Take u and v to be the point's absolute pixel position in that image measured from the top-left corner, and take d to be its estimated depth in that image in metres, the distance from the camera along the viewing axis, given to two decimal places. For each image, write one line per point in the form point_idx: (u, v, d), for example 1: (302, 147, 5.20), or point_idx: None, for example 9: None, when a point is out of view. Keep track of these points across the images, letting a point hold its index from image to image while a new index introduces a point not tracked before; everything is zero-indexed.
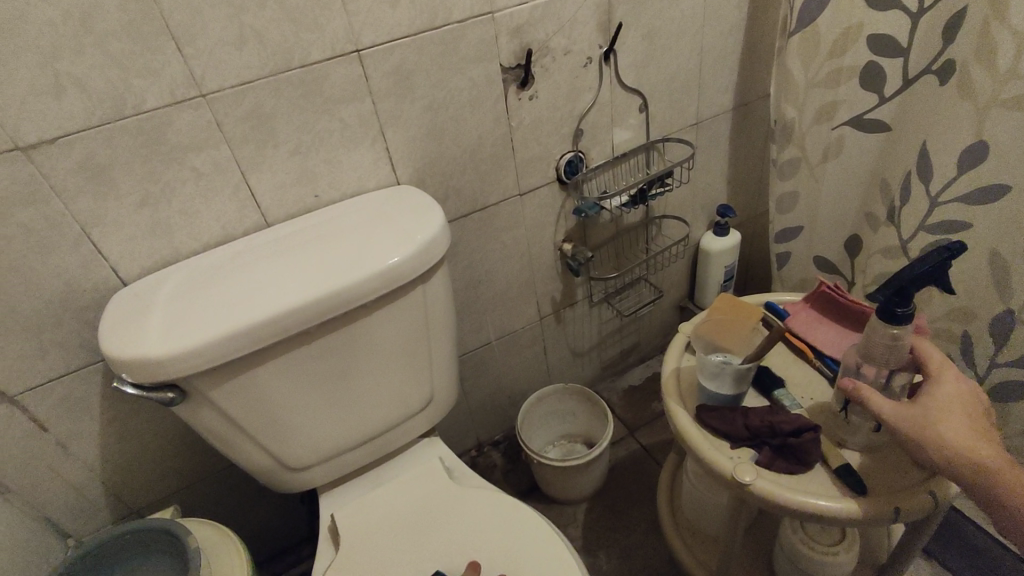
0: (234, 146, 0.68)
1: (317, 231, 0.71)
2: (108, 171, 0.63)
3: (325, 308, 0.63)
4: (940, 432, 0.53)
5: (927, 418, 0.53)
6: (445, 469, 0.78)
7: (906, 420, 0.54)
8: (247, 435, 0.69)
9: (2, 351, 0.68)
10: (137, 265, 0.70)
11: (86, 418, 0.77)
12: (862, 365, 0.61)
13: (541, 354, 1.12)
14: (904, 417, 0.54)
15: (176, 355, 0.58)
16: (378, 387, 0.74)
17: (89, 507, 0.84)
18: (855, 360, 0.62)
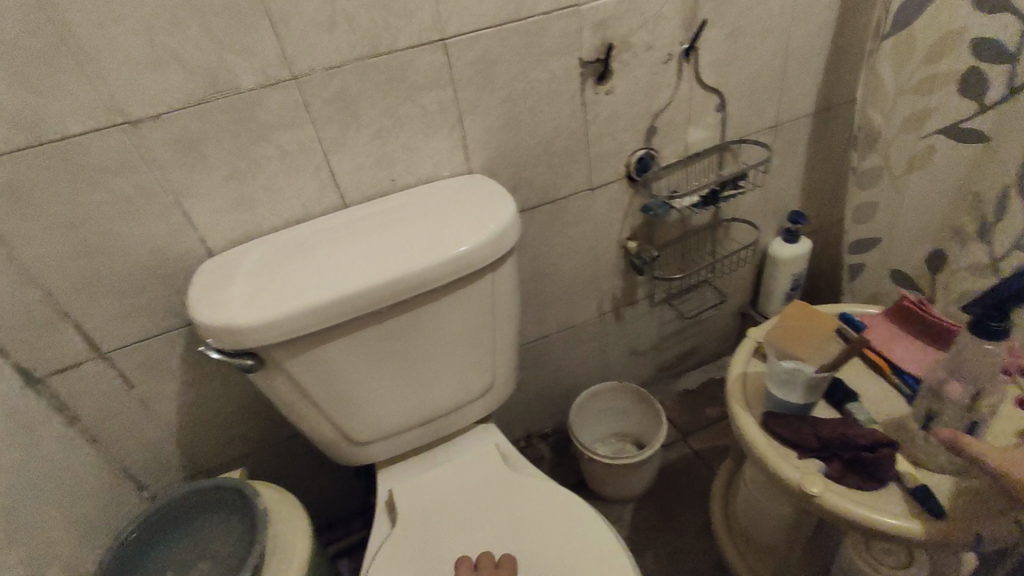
0: (320, 128, 0.71)
1: (393, 214, 0.73)
2: (204, 146, 0.67)
3: (397, 290, 0.64)
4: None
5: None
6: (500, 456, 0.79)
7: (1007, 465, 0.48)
8: (317, 407, 0.71)
9: (98, 310, 0.72)
10: (222, 237, 0.73)
11: (166, 379, 0.82)
12: (947, 382, 0.58)
13: (598, 350, 1.13)
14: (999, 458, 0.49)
15: (259, 324, 0.61)
16: (442, 371, 0.75)
17: (162, 463, 0.89)
18: (940, 377, 0.59)
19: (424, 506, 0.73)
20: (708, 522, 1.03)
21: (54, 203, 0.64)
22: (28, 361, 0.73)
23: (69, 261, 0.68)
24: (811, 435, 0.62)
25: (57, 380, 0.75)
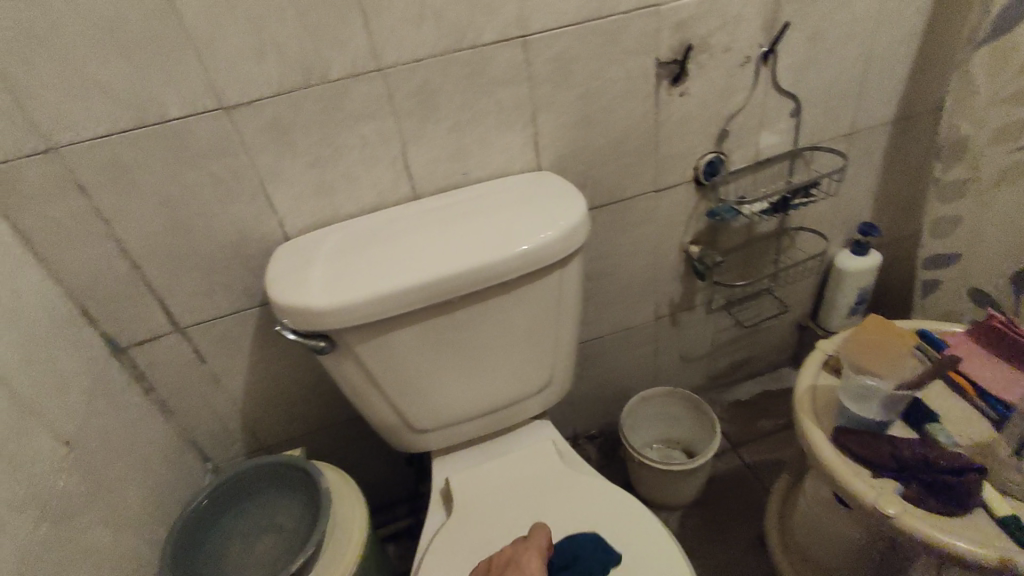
0: (400, 119, 0.72)
1: (464, 206, 0.74)
2: (289, 134, 0.69)
3: (469, 280, 0.65)
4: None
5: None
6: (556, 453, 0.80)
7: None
8: (382, 392, 0.73)
9: (182, 285, 0.76)
10: (300, 223, 0.76)
11: (237, 356, 0.85)
12: None
13: (651, 354, 1.12)
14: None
15: (338, 308, 0.63)
16: (504, 363, 0.76)
17: (227, 437, 0.93)
18: None
19: (482, 497, 0.74)
20: (758, 535, 1.01)
21: (151, 182, 0.67)
22: (116, 331, 0.77)
23: (160, 238, 0.71)
24: (888, 455, 0.62)
25: (138, 351, 0.80)
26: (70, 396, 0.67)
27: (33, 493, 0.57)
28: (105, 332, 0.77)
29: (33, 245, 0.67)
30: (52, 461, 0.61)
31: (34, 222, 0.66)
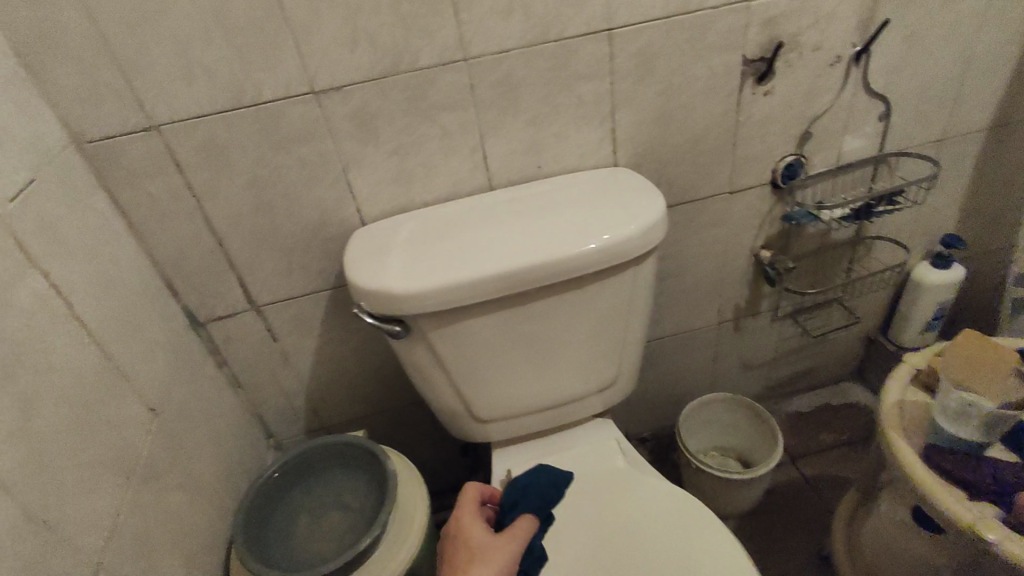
0: (481, 110, 0.73)
1: (539, 199, 0.75)
2: (374, 120, 0.70)
3: (547, 273, 0.66)
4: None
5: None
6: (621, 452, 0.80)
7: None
8: (450, 380, 0.74)
9: (262, 265, 0.78)
10: (377, 209, 0.77)
11: (307, 336, 0.87)
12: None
13: (710, 358, 1.10)
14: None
15: (416, 293, 0.64)
16: (570, 357, 0.76)
17: (292, 414, 0.96)
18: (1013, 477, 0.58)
19: (547, 490, 0.75)
20: (816, 551, 0.99)
21: (240, 163, 0.69)
22: (196, 306, 0.80)
23: (245, 218, 0.74)
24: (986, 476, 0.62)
25: (216, 326, 0.83)
26: (159, 365, 0.70)
27: (127, 454, 0.60)
28: (186, 306, 0.80)
29: (129, 218, 0.70)
30: (143, 425, 0.64)
31: (131, 196, 0.69)
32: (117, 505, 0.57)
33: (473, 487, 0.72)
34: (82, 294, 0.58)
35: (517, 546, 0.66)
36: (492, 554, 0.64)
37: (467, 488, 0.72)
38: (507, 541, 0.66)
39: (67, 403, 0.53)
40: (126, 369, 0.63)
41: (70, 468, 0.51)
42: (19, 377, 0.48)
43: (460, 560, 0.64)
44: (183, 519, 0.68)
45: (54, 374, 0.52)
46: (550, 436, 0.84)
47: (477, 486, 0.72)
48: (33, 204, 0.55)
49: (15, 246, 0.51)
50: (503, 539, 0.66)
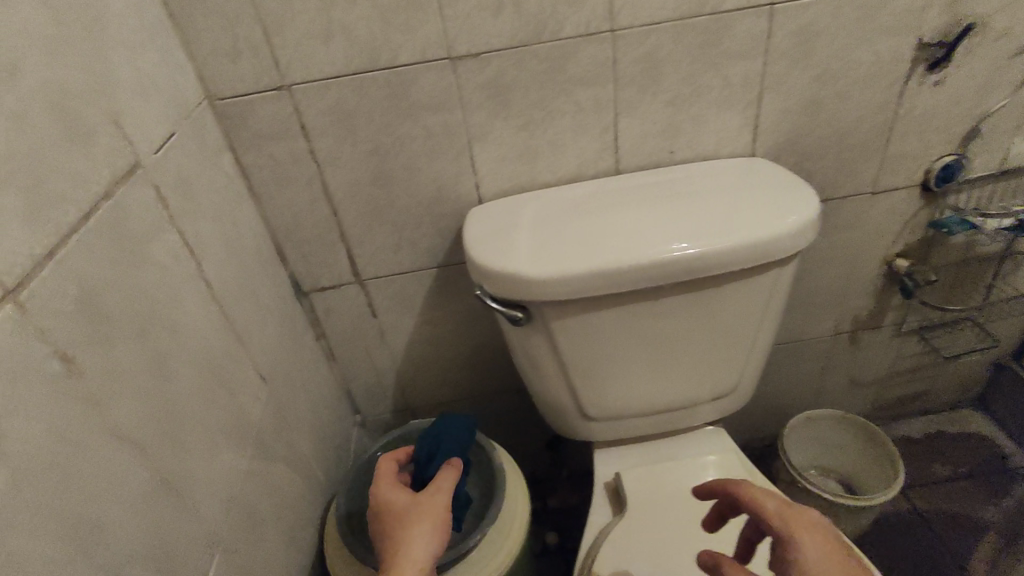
0: (620, 87, 0.67)
1: (674, 187, 0.69)
2: (507, 92, 0.66)
3: (685, 268, 0.61)
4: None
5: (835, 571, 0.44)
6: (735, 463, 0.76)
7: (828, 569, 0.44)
8: (564, 373, 0.71)
9: (372, 238, 0.76)
10: (496, 186, 0.73)
11: (407, 315, 0.84)
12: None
13: (819, 371, 1.02)
14: (822, 546, 0.46)
15: (547, 279, 0.60)
16: (692, 361, 0.71)
17: (380, 393, 0.94)
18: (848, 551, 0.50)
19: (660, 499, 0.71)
20: None
21: (366, 130, 0.66)
22: (302, 275, 0.78)
23: (363, 187, 0.71)
24: None
25: (318, 297, 0.81)
26: (270, 333, 0.68)
27: (244, 422, 0.58)
28: (294, 274, 0.78)
29: (250, 180, 0.68)
30: (257, 394, 0.62)
31: (255, 157, 0.67)
32: (235, 475, 0.55)
33: (390, 456, 0.64)
34: (211, 255, 0.57)
35: (445, 498, 0.57)
36: (423, 504, 0.56)
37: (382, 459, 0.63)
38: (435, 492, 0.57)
39: (199, 367, 0.51)
40: (245, 336, 0.61)
41: (200, 433, 0.50)
42: (161, 337, 0.46)
43: (393, 522, 0.55)
44: (287, 493, 0.66)
45: (189, 336, 0.50)
46: (658, 443, 0.79)
47: (392, 456, 0.64)
48: (174, 158, 0.53)
49: (158, 201, 0.49)
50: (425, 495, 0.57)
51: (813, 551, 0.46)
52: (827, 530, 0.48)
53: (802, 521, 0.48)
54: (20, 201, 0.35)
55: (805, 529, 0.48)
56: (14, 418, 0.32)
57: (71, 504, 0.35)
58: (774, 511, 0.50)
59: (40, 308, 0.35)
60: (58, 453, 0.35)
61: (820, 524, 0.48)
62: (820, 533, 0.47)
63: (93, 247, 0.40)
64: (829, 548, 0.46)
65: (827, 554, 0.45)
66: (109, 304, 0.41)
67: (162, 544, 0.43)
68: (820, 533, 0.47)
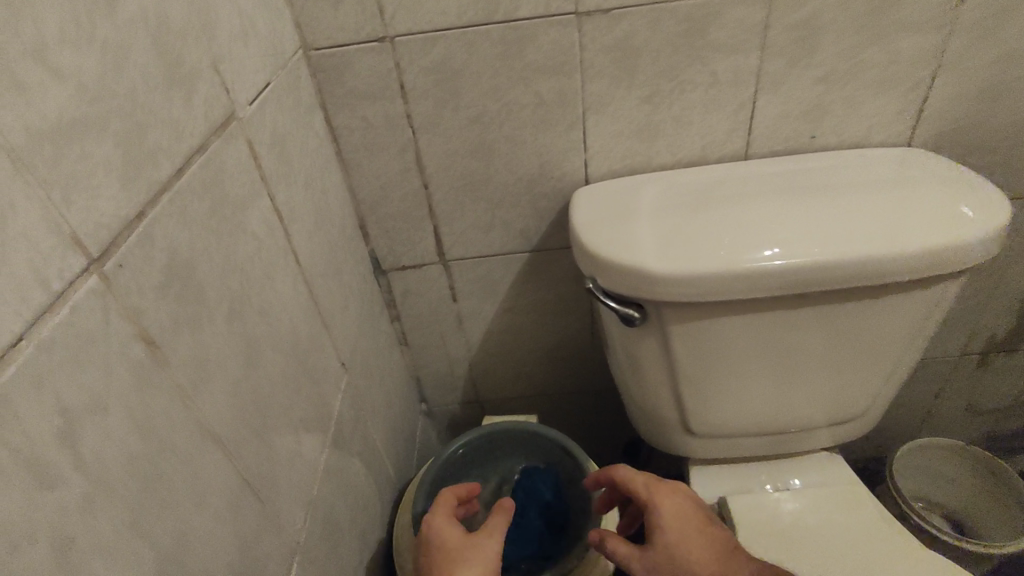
0: (768, 57, 0.57)
1: (821, 178, 0.60)
2: (634, 57, 0.57)
3: (841, 275, 0.52)
4: (701, 540, 0.52)
5: (691, 531, 0.52)
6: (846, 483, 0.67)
7: (684, 533, 0.52)
8: (672, 381, 0.63)
9: (462, 216, 0.69)
10: (606, 165, 0.65)
11: (489, 302, 0.77)
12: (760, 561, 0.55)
13: (935, 394, 0.91)
14: (686, 513, 0.53)
15: (675, 277, 0.53)
16: (823, 380, 0.62)
17: (451, 382, 0.87)
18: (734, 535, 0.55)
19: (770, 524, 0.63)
20: None
21: (470, 94, 0.59)
22: (382, 251, 0.72)
23: (460, 159, 0.64)
24: None
25: (397, 276, 0.74)
26: (351, 314, 0.62)
27: (324, 414, 0.52)
28: (374, 251, 0.72)
29: (338, 145, 0.62)
30: (337, 382, 0.56)
31: (345, 119, 0.60)
32: (314, 473, 0.49)
33: (450, 492, 0.58)
34: (300, 225, 0.51)
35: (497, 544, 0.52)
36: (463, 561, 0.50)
37: (441, 495, 0.58)
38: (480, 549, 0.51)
39: (283, 352, 0.45)
40: (328, 318, 0.55)
41: (283, 427, 0.44)
42: (248, 318, 0.40)
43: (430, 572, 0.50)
44: (360, 490, 0.61)
45: (275, 317, 0.44)
46: (765, 467, 0.70)
47: (451, 490, 0.58)
48: (269, 113, 0.47)
49: (252, 160, 0.43)
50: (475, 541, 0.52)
51: (671, 516, 0.53)
52: (689, 498, 0.55)
53: (664, 490, 0.54)
54: (110, 149, 0.28)
55: (666, 497, 0.54)
56: (99, 417, 0.26)
57: (153, 518, 0.29)
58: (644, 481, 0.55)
59: (128, 281, 0.29)
60: (145, 458, 0.29)
61: (681, 491, 0.55)
62: (684, 502, 0.54)
63: (185, 210, 0.34)
64: (690, 513, 0.53)
65: (689, 519, 0.53)
66: (199, 279, 0.35)
67: (247, 557, 0.38)
68: (683, 501, 0.54)
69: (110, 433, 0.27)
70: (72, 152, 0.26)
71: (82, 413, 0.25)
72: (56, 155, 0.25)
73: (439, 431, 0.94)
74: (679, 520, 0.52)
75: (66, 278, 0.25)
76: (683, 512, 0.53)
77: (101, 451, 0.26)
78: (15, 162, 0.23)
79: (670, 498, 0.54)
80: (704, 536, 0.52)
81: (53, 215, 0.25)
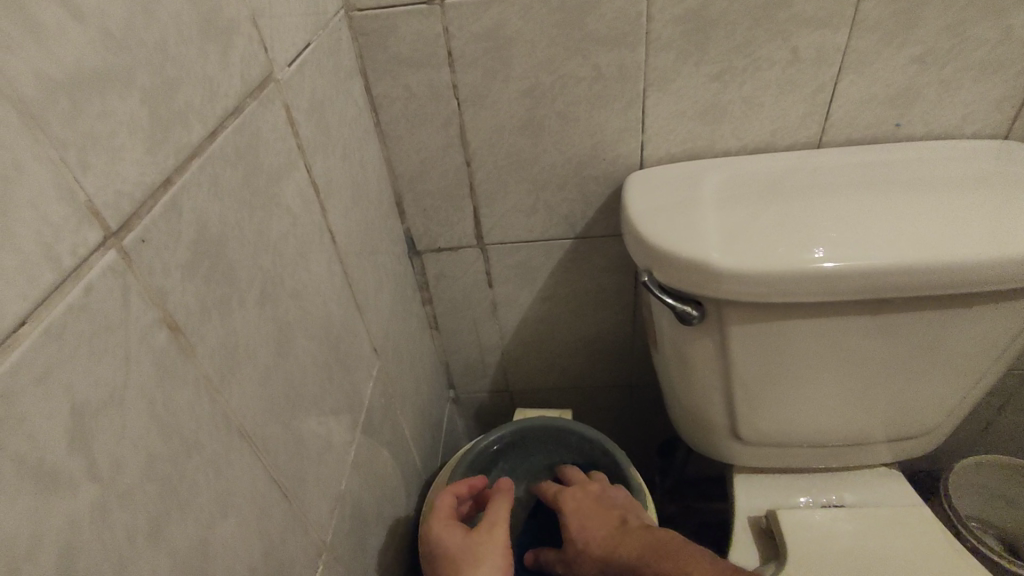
0: (856, 34, 0.52)
1: (907, 171, 0.54)
2: (707, 29, 0.52)
3: (932, 280, 0.47)
4: (597, 525, 0.54)
5: (586, 519, 0.55)
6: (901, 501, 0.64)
7: (580, 521, 0.55)
8: (725, 385, 0.58)
9: (505, 197, 0.64)
10: (664, 148, 0.60)
11: (527, 290, 0.73)
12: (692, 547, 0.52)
13: (997, 409, 0.85)
14: (583, 507, 0.57)
15: (741, 275, 0.48)
16: (891, 392, 0.57)
17: (481, 370, 0.84)
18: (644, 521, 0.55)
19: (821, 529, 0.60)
20: None
21: (522, 65, 0.54)
22: (417, 231, 0.68)
23: (507, 136, 0.59)
24: None
25: (431, 258, 0.70)
26: (384, 297, 0.59)
27: (355, 404, 0.49)
28: (409, 230, 0.68)
29: (378, 115, 0.58)
30: (369, 370, 0.53)
31: (386, 87, 0.56)
32: (343, 467, 0.46)
33: (447, 492, 0.55)
34: (336, 201, 0.47)
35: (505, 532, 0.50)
36: (474, 565, 0.47)
37: (439, 495, 0.55)
38: (488, 549, 0.49)
39: (316, 338, 0.42)
40: (362, 301, 0.52)
41: (313, 419, 0.41)
42: (280, 301, 0.37)
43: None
44: (388, 482, 0.58)
45: (308, 300, 0.41)
46: (813, 480, 0.67)
47: (450, 489, 0.55)
48: (308, 77, 0.43)
49: (289, 127, 0.39)
50: (481, 534, 0.50)
51: (570, 510, 0.57)
52: (590, 492, 0.58)
53: (563, 490, 0.59)
54: (136, 105, 0.25)
55: (565, 496, 0.58)
56: (115, 413, 0.23)
57: (173, 525, 0.26)
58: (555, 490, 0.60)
59: (152, 258, 0.25)
60: (165, 458, 0.26)
61: (581, 488, 0.59)
62: (581, 499, 0.58)
63: (217, 179, 0.30)
64: (587, 506, 0.57)
65: (586, 511, 0.56)
66: (230, 256, 0.31)
67: (272, 561, 0.35)
68: (584, 498, 0.58)
69: (127, 432, 0.23)
70: (92, 106, 0.22)
71: (96, 408, 0.22)
72: (74, 109, 0.21)
73: (465, 419, 0.91)
74: (574, 514, 0.56)
75: (81, 252, 0.22)
76: (580, 505, 0.57)
77: (116, 451, 0.23)
78: (23, 115, 0.19)
79: (568, 494, 0.58)
80: (596, 521, 0.55)
81: (66, 179, 0.21)
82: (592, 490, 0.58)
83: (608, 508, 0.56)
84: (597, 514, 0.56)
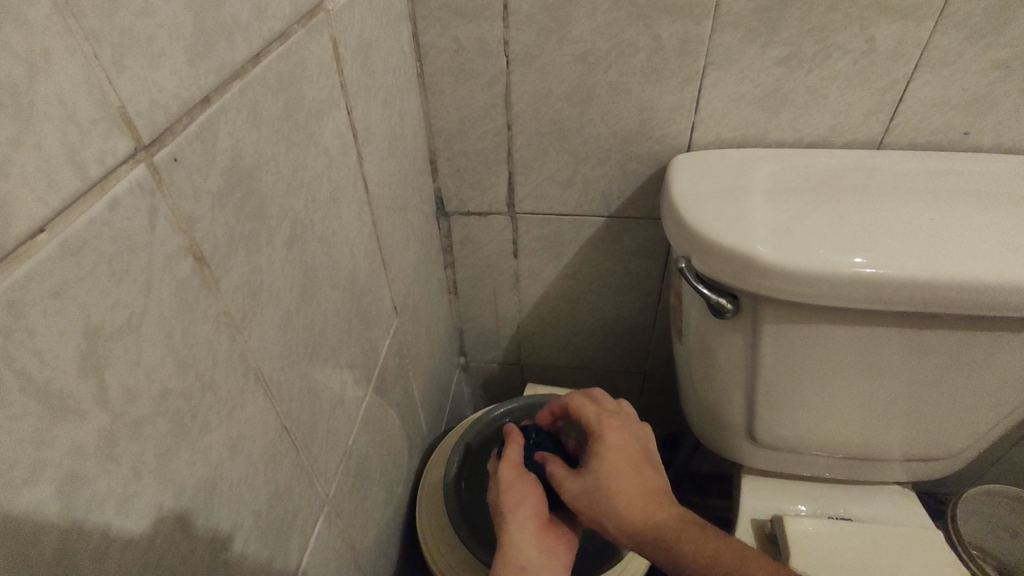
0: (941, 29, 0.48)
1: (972, 182, 0.51)
2: (780, 8, 0.49)
3: (988, 299, 0.44)
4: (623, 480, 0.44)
5: (624, 467, 0.44)
6: (911, 519, 0.63)
7: (621, 467, 0.44)
8: (749, 385, 0.56)
9: (543, 166, 0.62)
10: (715, 132, 0.57)
11: (552, 264, 0.71)
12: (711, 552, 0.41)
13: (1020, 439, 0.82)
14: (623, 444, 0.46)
15: (786, 273, 0.46)
16: (919, 412, 0.55)
17: (495, 341, 0.82)
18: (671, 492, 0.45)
19: (824, 534, 0.59)
20: None
21: (581, 26, 0.52)
22: (447, 191, 0.66)
23: (553, 101, 0.57)
24: None
25: (459, 221, 0.68)
26: (409, 254, 0.57)
27: (370, 360, 0.48)
28: (439, 190, 0.66)
29: (422, 65, 0.56)
30: (387, 327, 0.51)
31: (434, 37, 0.54)
32: (352, 423, 0.45)
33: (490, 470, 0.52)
34: (373, 148, 0.45)
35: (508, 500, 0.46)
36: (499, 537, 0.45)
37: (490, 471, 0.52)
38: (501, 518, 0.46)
39: (339, 288, 0.40)
40: (387, 255, 0.50)
41: (328, 370, 0.39)
42: (308, 245, 0.35)
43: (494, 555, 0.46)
44: (394, 443, 0.56)
45: (336, 248, 0.39)
46: (821, 489, 0.65)
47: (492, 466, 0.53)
48: (359, 12, 0.40)
49: (334, 62, 0.37)
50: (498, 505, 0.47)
51: (615, 444, 0.46)
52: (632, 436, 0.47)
53: (609, 422, 0.48)
54: (180, 12, 0.23)
55: (609, 429, 0.47)
56: (132, 340, 0.22)
57: (181, 467, 0.25)
58: (578, 406, 0.50)
59: (183, 180, 0.24)
60: (179, 394, 0.24)
61: (626, 427, 0.47)
62: (615, 444, 0.46)
63: (256, 106, 0.28)
64: (628, 449, 0.46)
65: (624, 451, 0.45)
66: (262, 190, 0.29)
67: (275, 511, 0.34)
68: (612, 443, 0.46)
69: (141, 360, 0.22)
70: (133, 2, 0.20)
71: (110, 332, 0.20)
72: (113, 3, 0.20)
73: (473, 388, 0.90)
74: (616, 452, 0.45)
75: (109, 162, 0.20)
76: (630, 444, 0.46)
77: (129, 381, 0.22)
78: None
79: (616, 426, 0.47)
80: (628, 471, 0.44)
81: (99, 80, 0.19)
82: (635, 432, 0.47)
83: (645, 465, 0.45)
84: (639, 463, 0.45)
